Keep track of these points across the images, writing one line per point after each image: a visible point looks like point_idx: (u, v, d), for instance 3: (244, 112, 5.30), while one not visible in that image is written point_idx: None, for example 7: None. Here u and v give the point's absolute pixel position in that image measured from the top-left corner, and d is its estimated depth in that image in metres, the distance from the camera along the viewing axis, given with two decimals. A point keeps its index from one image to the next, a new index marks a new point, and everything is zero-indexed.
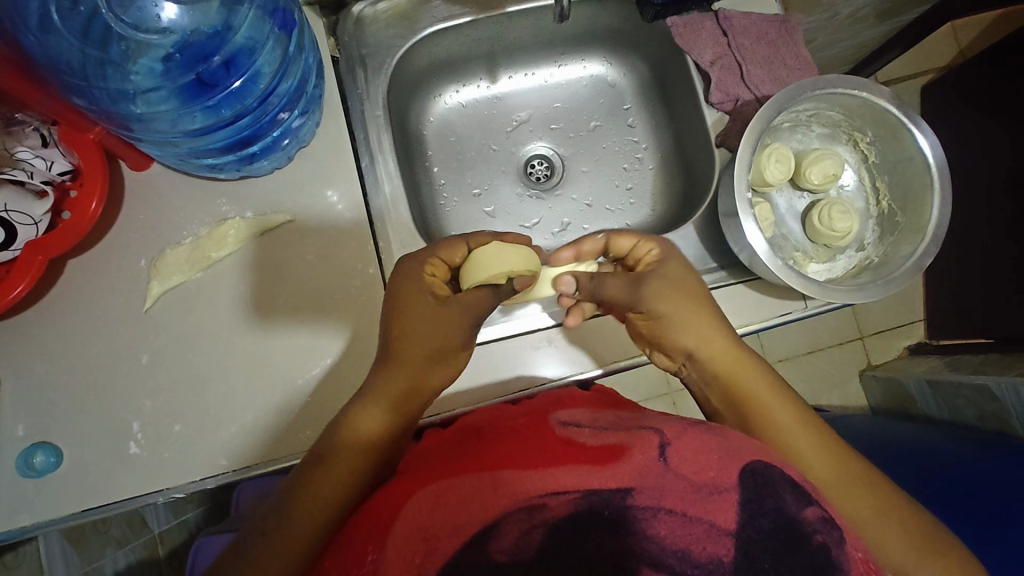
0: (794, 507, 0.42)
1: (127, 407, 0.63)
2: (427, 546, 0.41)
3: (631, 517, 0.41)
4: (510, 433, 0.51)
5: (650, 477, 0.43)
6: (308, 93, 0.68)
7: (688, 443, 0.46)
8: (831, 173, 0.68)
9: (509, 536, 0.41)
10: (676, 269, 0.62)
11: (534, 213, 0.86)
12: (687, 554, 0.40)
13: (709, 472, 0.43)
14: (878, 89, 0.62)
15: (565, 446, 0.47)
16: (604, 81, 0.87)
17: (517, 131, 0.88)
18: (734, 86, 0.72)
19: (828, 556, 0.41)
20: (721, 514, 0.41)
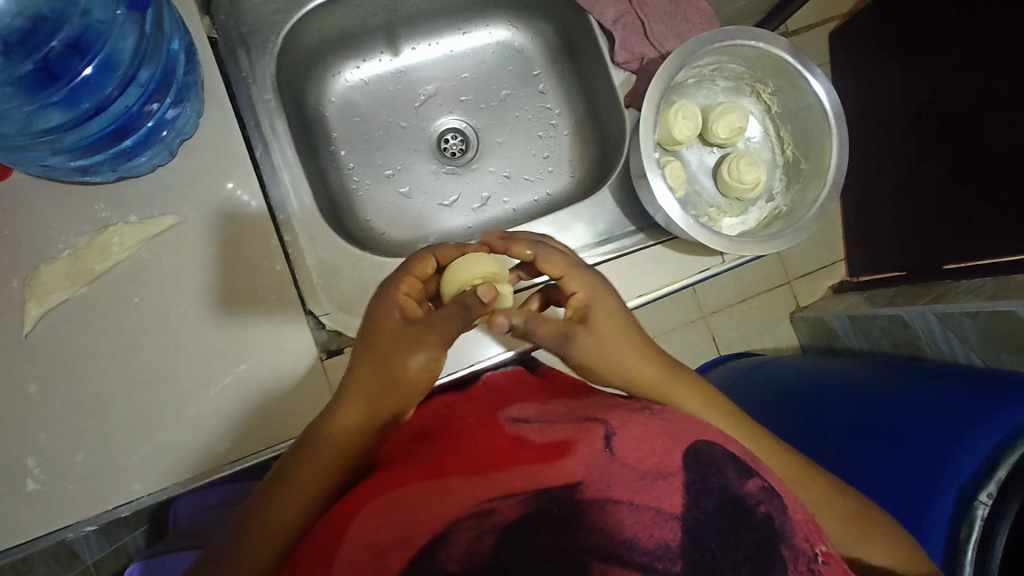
0: (737, 482, 0.45)
1: (19, 442, 0.58)
2: (377, 560, 0.40)
3: (580, 510, 0.42)
4: (460, 440, 0.52)
5: (598, 469, 0.44)
6: (177, 81, 0.62)
7: (632, 430, 0.48)
8: (737, 126, 0.68)
9: (461, 544, 0.39)
10: (602, 315, 0.57)
11: (452, 189, 0.83)
12: (634, 540, 0.40)
13: (652, 459, 0.45)
14: (773, 39, 0.62)
15: (512, 447, 0.48)
16: (510, 47, 0.84)
17: (425, 105, 0.84)
18: (639, 43, 0.71)
19: (771, 525, 0.43)
20: (666, 498, 0.42)
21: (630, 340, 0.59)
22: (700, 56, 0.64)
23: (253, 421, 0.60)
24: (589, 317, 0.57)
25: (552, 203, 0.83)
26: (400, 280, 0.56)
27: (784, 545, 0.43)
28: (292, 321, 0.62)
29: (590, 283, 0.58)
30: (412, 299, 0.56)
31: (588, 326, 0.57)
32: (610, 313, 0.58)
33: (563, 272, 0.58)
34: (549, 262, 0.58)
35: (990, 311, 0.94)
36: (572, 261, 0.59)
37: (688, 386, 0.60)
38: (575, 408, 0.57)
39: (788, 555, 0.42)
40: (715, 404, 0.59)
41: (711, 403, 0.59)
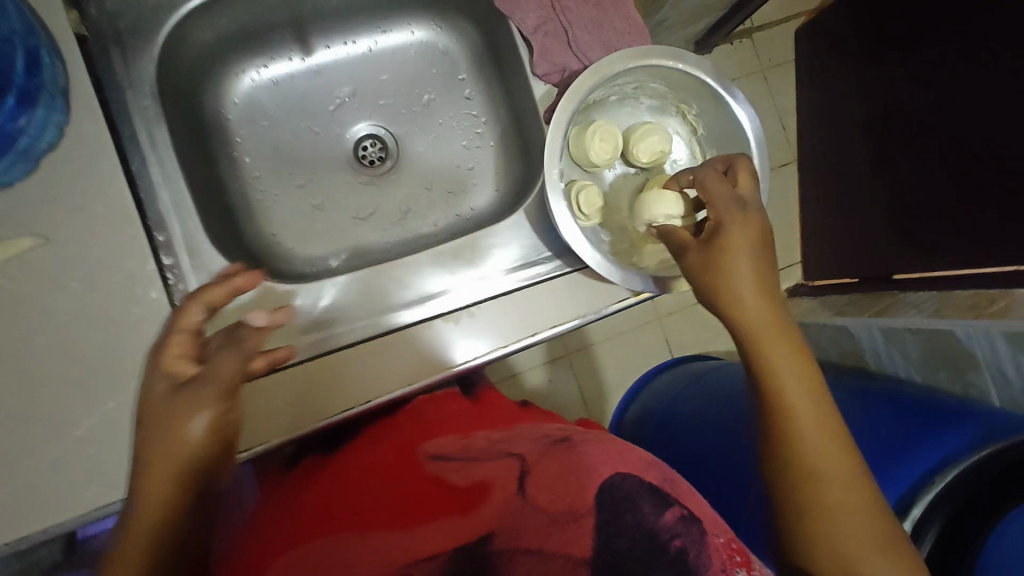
0: (652, 516, 0.43)
1: None
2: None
3: (489, 564, 0.41)
4: (390, 485, 0.53)
5: (509, 522, 0.44)
6: (16, 84, 0.52)
7: (547, 471, 0.48)
8: (659, 150, 0.64)
9: None
10: (736, 236, 0.52)
11: (369, 202, 0.78)
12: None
13: (565, 501, 0.45)
14: (692, 60, 0.58)
15: (433, 495, 0.49)
16: (433, 48, 0.78)
17: (341, 109, 0.78)
18: (560, 54, 0.67)
19: (685, 560, 0.40)
20: (575, 543, 0.42)
21: (749, 277, 0.51)
22: (618, 75, 0.60)
23: (122, 465, 0.56)
24: (716, 239, 0.52)
25: (474, 219, 0.78)
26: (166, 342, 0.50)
27: None
28: None
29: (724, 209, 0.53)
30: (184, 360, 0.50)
31: (709, 249, 0.52)
32: (743, 238, 0.51)
33: (712, 194, 0.55)
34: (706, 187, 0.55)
35: (925, 329, 0.93)
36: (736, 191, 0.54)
37: (792, 348, 0.50)
38: (500, 437, 0.57)
39: None
40: (809, 380, 0.50)
41: (808, 375, 0.50)
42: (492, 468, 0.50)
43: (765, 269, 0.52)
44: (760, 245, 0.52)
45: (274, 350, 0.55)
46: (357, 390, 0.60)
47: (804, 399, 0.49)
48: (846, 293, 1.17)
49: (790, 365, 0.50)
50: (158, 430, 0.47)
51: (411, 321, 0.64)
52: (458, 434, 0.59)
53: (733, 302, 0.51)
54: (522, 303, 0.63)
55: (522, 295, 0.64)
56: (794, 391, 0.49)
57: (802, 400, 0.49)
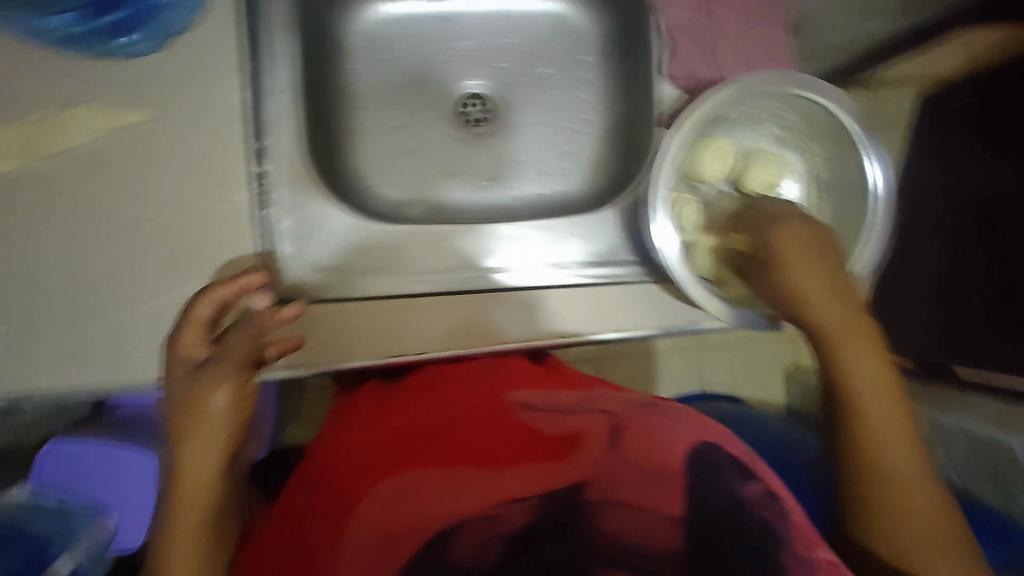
0: (736, 484, 0.39)
1: None
2: (391, 538, 0.39)
3: (583, 516, 0.39)
4: (462, 414, 0.51)
5: (600, 475, 0.41)
6: None
7: (635, 429, 0.45)
8: (772, 183, 0.61)
9: (468, 543, 0.38)
10: (791, 241, 0.49)
11: (458, 159, 0.76)
12: (637, 548, 0.37)
13: (654, 459, 0.42)
14: (839, 99, 0.55)
15: (521, 438, 0.46)
16: (564, 23, 0.77)
17: (455, 62, 0.77)
18: (696, 60, 0.65)
19: (767, 531, 0.37)
20: (667, 501, 0.39)
21: (816, 279, 0.48)
22: (752, 96, 0.57)
23: None
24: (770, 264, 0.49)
25: (559, 203, 0.76)
26: (180, 335, 0.53)
27: (782, 553, 0.36)
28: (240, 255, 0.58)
29: (784, 225, 0.50)
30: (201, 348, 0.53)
31: (766, 270, 0.50)
32: (799, 245, 0.49)
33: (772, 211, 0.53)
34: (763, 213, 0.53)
35: None
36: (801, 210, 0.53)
37: (870, 351, 0.47)
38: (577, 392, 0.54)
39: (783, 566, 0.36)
40: (888, 387, 0.46)
41: (885, 377, 0.47)
42: (583, 422, 0.47)
43: (837, 275, 0.48)
44: (823, 250, 0.49)
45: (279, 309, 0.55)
46: (418, 341, 0.59)
47: (876, 396, 0.46)
48: None
49: (865, 368, 0.47)
50: (185, 415, 0.48)
51: (475, 288, 0.64)
52: (544, 389, 0.56)
53: (801, 317, 0.48)
54: (594, 300, 0.62)
55: (600, 291, 0.62)
56: (871, 398, 0.46)
57: (876, 407, 0.46)
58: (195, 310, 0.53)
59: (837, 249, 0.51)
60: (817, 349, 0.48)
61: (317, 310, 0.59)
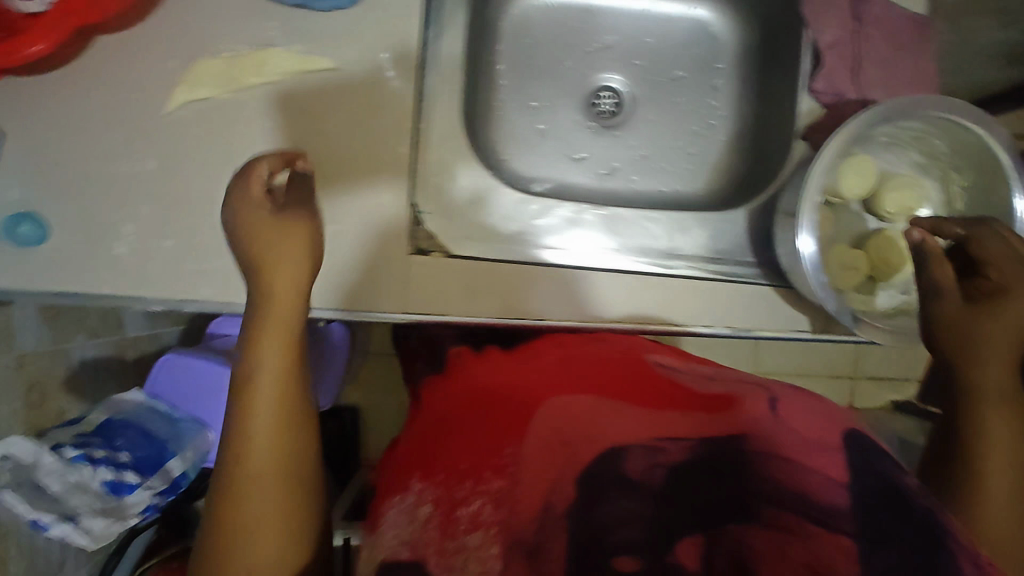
0: (899, 473, 0.37)
1: (123, 208, 0.61)
2: (567, 452, 0.38)
3: (751, 461, 0.36)
4: (613, 373, 0.52)
5: (761, 429, 0.38)
6: None
7: (791, 403, 0.42)
8: (909, 206, 0.65)
9: (636, 462, 0.36)
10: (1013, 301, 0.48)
11: (586, 146, 0.80)
12: (808, 497, 0.33)
13: (817, 431, 0.38)
14: (997, 131, 0.56)
15: (684, 398, 0.44)
16: (705, 29, 0.79)
17: (596, 54, 0.80)
18: (842, 79, 0.66)
19: (933, 521, 0.34)
20: (832, 466, 0.35)
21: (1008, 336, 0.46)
22: (911, 118, 0.58)
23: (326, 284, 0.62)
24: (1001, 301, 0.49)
25: (676, 201, 0.79)
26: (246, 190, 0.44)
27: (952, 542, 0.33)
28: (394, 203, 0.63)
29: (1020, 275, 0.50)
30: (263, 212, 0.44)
31: (989, 302, 0.49)
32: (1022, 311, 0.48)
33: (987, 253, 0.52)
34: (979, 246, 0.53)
35: None
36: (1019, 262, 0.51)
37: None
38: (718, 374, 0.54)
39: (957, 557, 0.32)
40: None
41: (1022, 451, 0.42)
42: (735, 392, 0.46)
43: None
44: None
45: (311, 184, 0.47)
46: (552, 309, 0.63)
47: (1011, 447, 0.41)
48: None
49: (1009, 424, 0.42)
50: (260, 271, 0.42)
51: (587, 265, 0.65)
52: (682, 363, 0.58)
53: (980, 358, 0.46)
54: (717, 295, 0.65)
55: (725, 288, 0.65)
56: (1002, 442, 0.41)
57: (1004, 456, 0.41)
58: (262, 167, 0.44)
59: None
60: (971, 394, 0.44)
61: (465, 263, 0.63)
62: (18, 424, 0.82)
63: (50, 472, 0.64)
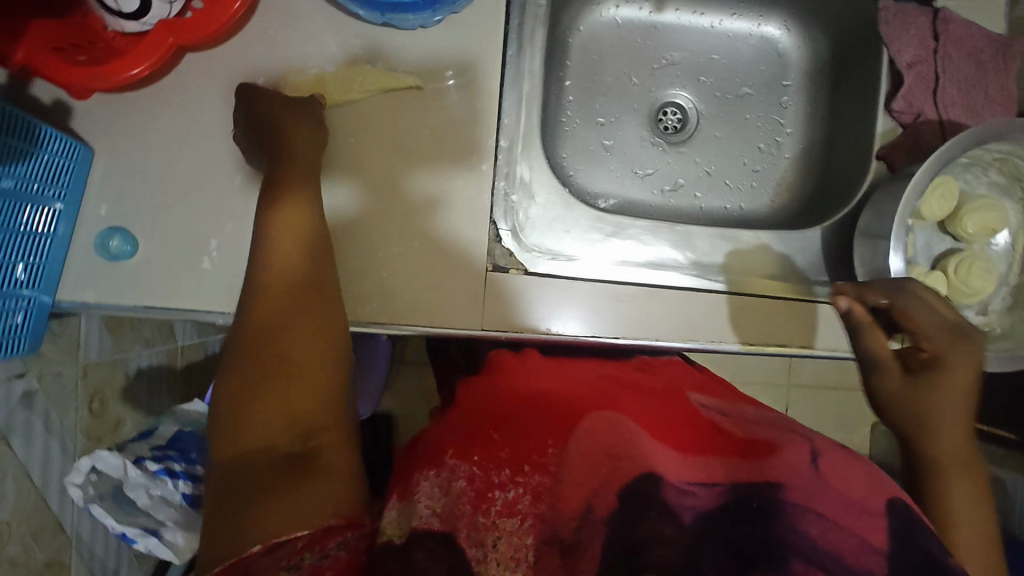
0: (943, 553, 0.39)
1: (208, 223, 0.61)
2: (609, 462, 0.45)
3: (781, 508, 0.41)
4: (651, 396, 0.57)
5: (801, 480, 0.43)
6: None
7: (838, 460, 0.46)
8: (990, 227, 0.63)
9: (672, 492, 0.43)
10: (947, 378, 0.50)
11: (650, 162, 0.80)
12: (838, 559, 0.38)
13: (858, 492, 0.42)
14: None
15: (717, 437, 0.49)
16: (772, 46, 0.80)
17: (663, 71, 0.81)
18: (922, 99, 0.66)
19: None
20: (872, 532, 0.40)
21: (950, 407, 0.49)
22: (996, 141, 0.58)
23: (408, 298, 0.62)
24: (931, 381, 0.50)
25: (742, 218, 0.78)
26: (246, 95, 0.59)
27: None
28: (475, 222, 0.64)
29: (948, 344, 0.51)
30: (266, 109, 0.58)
31: (922, 382, 0.50)
32: (958, 382, 0.49)
33: (916, 326, 0.52)
34: (906, 317, 0.52)
35: None
36: (943, 319, 0.51)
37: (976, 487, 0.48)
38: (756, 410, 0.59)
39: None
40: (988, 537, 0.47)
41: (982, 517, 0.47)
42: (777, 436, 0.50)
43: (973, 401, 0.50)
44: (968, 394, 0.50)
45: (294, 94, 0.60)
46: (630, 326, 0.65)
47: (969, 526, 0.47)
48: None
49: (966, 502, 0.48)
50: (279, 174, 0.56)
51: (652, 281, 0.67)
52: (724, 400, 0.60)
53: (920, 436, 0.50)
54: (786, 314, 0.67)
55: (795, 306, 0.67)
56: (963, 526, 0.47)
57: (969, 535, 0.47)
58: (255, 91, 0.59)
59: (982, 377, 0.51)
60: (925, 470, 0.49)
61: (540, 283, 0.64)
62: (81, 436, 0.82)
63: (136, 485, 0.68)
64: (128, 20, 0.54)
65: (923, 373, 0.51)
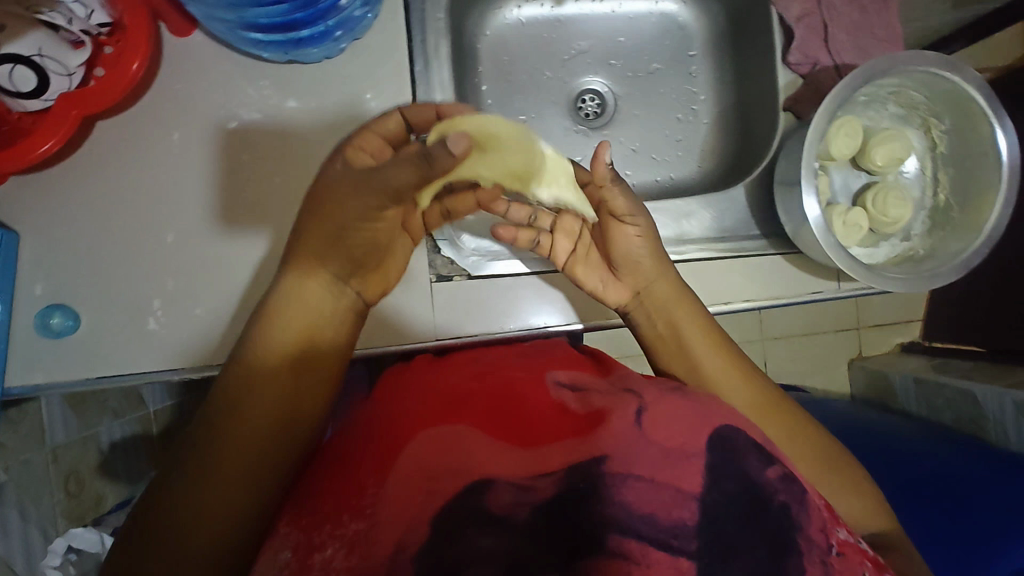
0: (757, 470, 0.44)
1: (148, 284, 0.62)
2: (426, 489, 0.41)
3: (602, 482, 0.41)
4: (503, 381, 0.54)
5: (625, 447, 0.44)
6: None
7: (659, 411, 0.47)
8: (897, 157, 0.66)
9: (503, 495, 0.40)
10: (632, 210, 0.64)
11: (578, 150, 0.82)
12: (653, 518, 0.40)
13: (678, 438, 0.45)
14: (970, 75, 0.60)
15: (557, 416, 0.49)
16: (673, 21, 0.83)
17: (574, 60, 0.83)
18: (815, 48, 0.69)
19: (788, 514, 0.43)
20: (687, 479, 0.42)
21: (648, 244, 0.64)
22: (887, 76, 0.62)
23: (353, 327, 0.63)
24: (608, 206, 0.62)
25: (672, 188, 0.81)
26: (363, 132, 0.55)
27: (800, 535, 0.42)
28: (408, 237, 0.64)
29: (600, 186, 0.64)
30: (364, 155, 0.54)
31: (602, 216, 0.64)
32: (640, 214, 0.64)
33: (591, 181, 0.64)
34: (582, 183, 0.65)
35: None
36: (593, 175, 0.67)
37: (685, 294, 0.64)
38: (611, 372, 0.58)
39: (801, 546, 0.42)
40: (707, 331, 0.63)
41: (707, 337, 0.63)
42: (609, 401, 0.50)
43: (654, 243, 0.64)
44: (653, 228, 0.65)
45: (386, 122, 0.56)
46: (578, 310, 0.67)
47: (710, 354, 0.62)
48: (971, 359, 1.12)
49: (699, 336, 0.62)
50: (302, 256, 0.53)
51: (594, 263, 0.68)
52: (589, 371, 0.58)
53: (636, 283, 0.65)
54: (727, 273, 0.68)
55: (735, 263, 0.69)
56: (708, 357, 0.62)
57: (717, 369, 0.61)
58: (370, 129, 0.56)
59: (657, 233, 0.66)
60: (649, 306, 0.65)
61: (484, 285, 0.65)
62: (62, 519, 0.81)
63: None
64: (30, 98, 0.54)
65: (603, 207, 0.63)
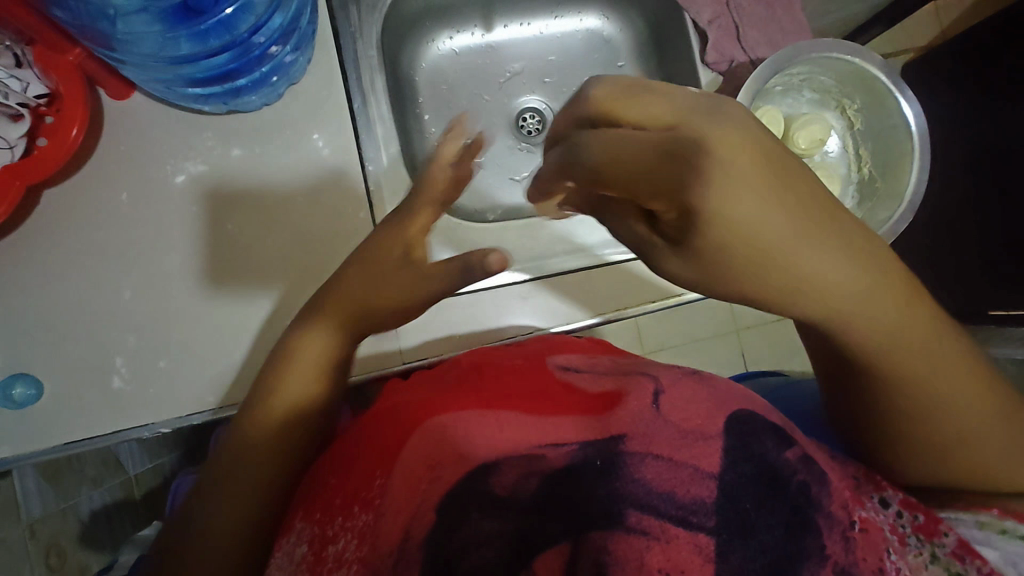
0: (776, 452, 0.46)
1: (108, 343, 0.62)
2: (429, 474, 0.44)
3: (621, 461, 0.44)
4: (508, 369, 0.57)
5: (643, 423, 0.46)
6: (300, 29, 0.64)
7: (676, 392, 0.50)
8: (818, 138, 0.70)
9: (508, 476, 0.44)
10: (736, 211, 0.29)
11: (524, 166, 0.85)
12: (671, 494, 0.42)
13: (696, 420, 0.47)
14: (870, 57, 0.65)
15: (568, 398, 0.52)
16: (598, 35, 0.87)
17: (509, 83, 0.87)
18: (730, 47, 0.73)
19: (807, 493, 0.44)
20: (704, 458, 0.44)
21: (789, 266, 0.31)
22: (795, 65, 0.66)
23: None
24: (688, 242, 0.31)
25: None
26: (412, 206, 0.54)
27: (819, 513, 0.44)
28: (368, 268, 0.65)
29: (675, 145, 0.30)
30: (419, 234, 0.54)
31: (692, 261, 0.32)
32: (750, 219, 0.29)
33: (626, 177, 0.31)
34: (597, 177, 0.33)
35: None
36: (617, 133, 0.31)
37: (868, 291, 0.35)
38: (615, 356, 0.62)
39: (821, 524, 0.44)
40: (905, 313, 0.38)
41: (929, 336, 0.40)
42: (622, 382, 0.52)
43: (804, 205, 0.31)
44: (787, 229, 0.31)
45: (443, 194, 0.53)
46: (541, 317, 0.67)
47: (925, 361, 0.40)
48: None
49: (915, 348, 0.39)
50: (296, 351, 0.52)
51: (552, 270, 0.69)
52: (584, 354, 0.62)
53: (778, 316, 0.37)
54: None
55: None
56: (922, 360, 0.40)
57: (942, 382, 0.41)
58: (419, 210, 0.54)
59: (794, 208, 0.30)
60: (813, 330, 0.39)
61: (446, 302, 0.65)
62: None
63: None
64: None
65: (679, 231, 0.32)
